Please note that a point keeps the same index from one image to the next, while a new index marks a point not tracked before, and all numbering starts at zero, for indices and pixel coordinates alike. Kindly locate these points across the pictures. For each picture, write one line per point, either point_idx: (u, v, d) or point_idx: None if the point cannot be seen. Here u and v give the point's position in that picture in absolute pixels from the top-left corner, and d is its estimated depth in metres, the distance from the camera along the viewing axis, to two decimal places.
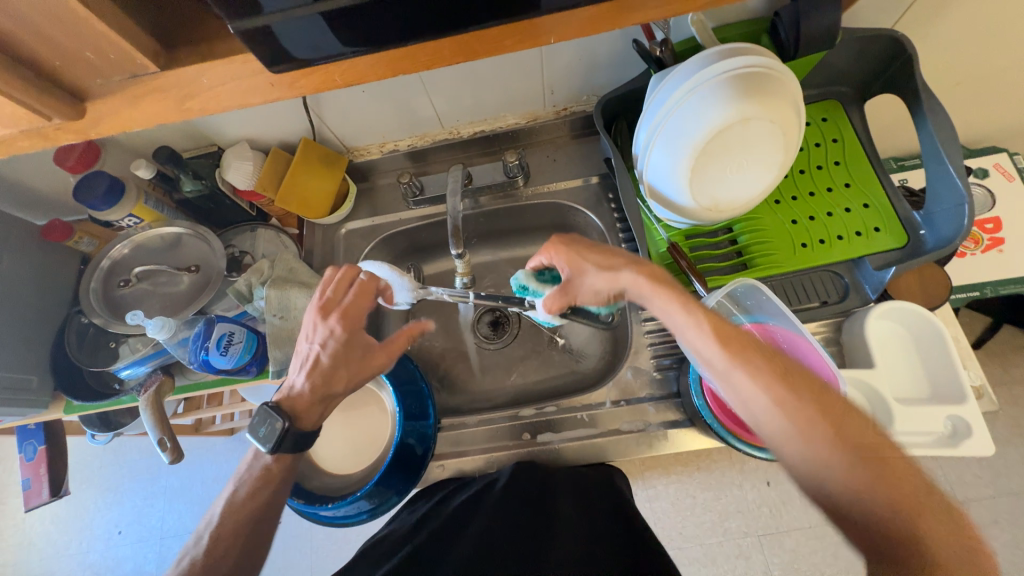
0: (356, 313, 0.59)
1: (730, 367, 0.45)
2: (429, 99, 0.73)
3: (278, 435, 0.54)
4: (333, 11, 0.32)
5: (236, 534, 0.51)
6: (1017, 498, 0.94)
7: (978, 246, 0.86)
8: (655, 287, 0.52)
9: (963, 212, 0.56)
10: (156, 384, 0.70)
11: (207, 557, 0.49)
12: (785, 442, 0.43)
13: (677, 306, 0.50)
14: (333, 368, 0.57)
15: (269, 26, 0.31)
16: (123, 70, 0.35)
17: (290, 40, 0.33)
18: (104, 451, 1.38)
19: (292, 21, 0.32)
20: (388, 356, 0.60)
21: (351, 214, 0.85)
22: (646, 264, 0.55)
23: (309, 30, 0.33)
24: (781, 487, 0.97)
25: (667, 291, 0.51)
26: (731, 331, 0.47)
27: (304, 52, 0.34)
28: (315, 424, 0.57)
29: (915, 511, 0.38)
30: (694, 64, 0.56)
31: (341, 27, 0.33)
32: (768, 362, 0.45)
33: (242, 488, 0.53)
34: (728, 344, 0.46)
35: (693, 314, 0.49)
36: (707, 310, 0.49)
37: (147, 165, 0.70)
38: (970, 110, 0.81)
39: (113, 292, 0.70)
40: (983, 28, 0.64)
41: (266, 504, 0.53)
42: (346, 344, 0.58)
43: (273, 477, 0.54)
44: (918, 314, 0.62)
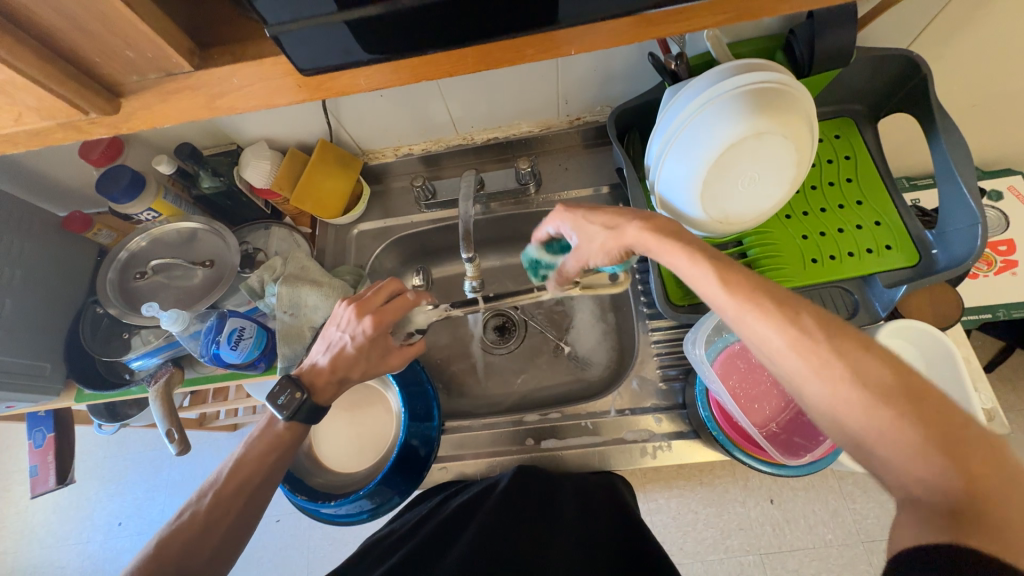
0: (390, 315, 0.60)
1: (738, 307, 0.41)
2: (445, 105, 0.75)
3: (296, 401, 0.55)
4: (356, 20, 0.33)
5: (234, 489, 0.50)
6: None
7: (990, 268, 0.86)
8: (654, 230, 0.49)
9: (976, 233, 0.56)
10: (166, 375, 0.71)
11: (204, 517, 0.48)
12: (807, 378, 0.38)
13: (679, 250, 0.46)
14: (354, 359, 0.59)
15: (297, 28, 0.33)
16: (159, 68, 0.36)
17: (319, 45, 0.34)
18: (109, 442, 1.40)
19: (319, 26, 0.33)
20: (403, 360, 0.63)
21: (363, 215, 0.86)
22: (648, 215, 0.51)
23: (335, 38, 0.34)
24: (785, 506, 0.96)
25: (665, 233, 0.48)
26: (739, 274, 0.43)
27: (332, 58, 0.36)
28: (328, 402, 0.58)
29: (958, 444, 0.32)
30: (707, 80, 0.57)
31: (366, 33, 0.34)
32: (776, 296, 0.41)
33: (245, 450, 0.53)
34: (732, 283, 0.42)
35: (696, 257, 0.45)
36: (712, 256, 0.45)
37: (168, 161, 0.71)
38: (985, 132, 0.81)
39: (129, 284, 0.71)
40: (999, 51, 0.65)
41: (270, 470, 0.52)
42: (371, 342, 0.60)
43: (278, 443, 0.54)
44: (922, 330, 0.62)
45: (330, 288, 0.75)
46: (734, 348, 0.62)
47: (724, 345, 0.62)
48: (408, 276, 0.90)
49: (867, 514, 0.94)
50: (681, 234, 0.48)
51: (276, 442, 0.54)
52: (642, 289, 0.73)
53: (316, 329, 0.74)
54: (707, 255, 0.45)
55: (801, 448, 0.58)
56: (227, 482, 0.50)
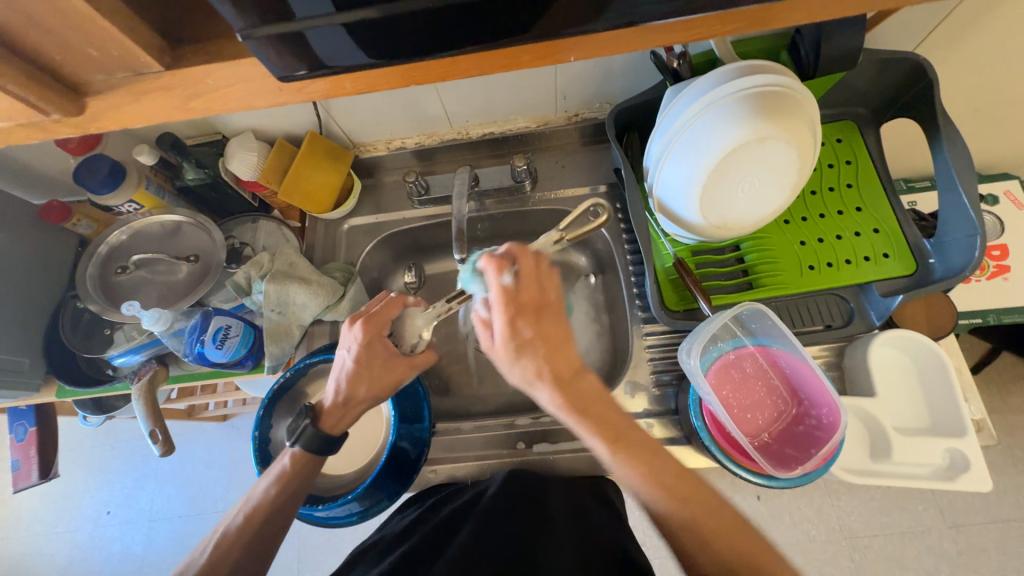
0: (380, 319, 0.59)
1: (625, 474, 0.45)
2: (439, 98, 0.72)
3: (304, 433, 0.56)
4: (354, 23, 0.32)
5: (246, 537, 0.51)
6: (1006, 525, 0.94)
7: (983, 273, 0.86)
8: (564, 404, 0.45)
9: (975, 243, 0.54)
10: (150, 373, 0.70)
11: (206, 564, 0.49)
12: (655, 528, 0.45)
13: (581, 424, 0.45)
14: (356, 373, 0.57)
15: (289, 32, 0.32)
16: (125, 67, 0.34)
17: (305, 45, 0.33)
18: (96, 432, 1.38)
19: (310, 28, 0.32)
20: (409, 369, 0.60)
21: (354, 209, 0.84)
22: (555, 356, 0.46)
23: (334, 39, 0.33)
24: (771, 503, 0.97)
25: (570, 404, 0.46)
26: (618, 423, 0.46)
27: (327, 58, 0.34)
28: (340, 430, 0.58)
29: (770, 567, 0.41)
30: (711, 80, 0.55)
31: (364, 37, 0.33)
32: (649, 464, 0.44)
33: (259, 490, 0.54)
34: (619, 455, 0.44)
35: (594, 431, 0.45)
36: (601, 408, 0.46)
37: (150, 152, 0.68)
38: (985, 136, 0.80)
39: (110, 279, 0.68)
40: (1006, 56, 0.63)
41: (279, 508, 0.53)
42: (369, 349, 0.58)
43: (290, 476, 0.55)
44: (918, 340, 0.62)
45: (319, 286, 0.72)
46: (729, 358, 0.61)
47: (717, 354, 0.61)
48: (399, 273, 0.89)
49: (851, 512, 0.96)
50: (587, 398, 0.46)
51: (286, 480, 0.54)
52: (637, 293, 0.72)
53: (304, 327, 0.74)
54: (603, 429, 0.45)
55: (793, 459, 0.58)
56: (237, 529, 0.51)
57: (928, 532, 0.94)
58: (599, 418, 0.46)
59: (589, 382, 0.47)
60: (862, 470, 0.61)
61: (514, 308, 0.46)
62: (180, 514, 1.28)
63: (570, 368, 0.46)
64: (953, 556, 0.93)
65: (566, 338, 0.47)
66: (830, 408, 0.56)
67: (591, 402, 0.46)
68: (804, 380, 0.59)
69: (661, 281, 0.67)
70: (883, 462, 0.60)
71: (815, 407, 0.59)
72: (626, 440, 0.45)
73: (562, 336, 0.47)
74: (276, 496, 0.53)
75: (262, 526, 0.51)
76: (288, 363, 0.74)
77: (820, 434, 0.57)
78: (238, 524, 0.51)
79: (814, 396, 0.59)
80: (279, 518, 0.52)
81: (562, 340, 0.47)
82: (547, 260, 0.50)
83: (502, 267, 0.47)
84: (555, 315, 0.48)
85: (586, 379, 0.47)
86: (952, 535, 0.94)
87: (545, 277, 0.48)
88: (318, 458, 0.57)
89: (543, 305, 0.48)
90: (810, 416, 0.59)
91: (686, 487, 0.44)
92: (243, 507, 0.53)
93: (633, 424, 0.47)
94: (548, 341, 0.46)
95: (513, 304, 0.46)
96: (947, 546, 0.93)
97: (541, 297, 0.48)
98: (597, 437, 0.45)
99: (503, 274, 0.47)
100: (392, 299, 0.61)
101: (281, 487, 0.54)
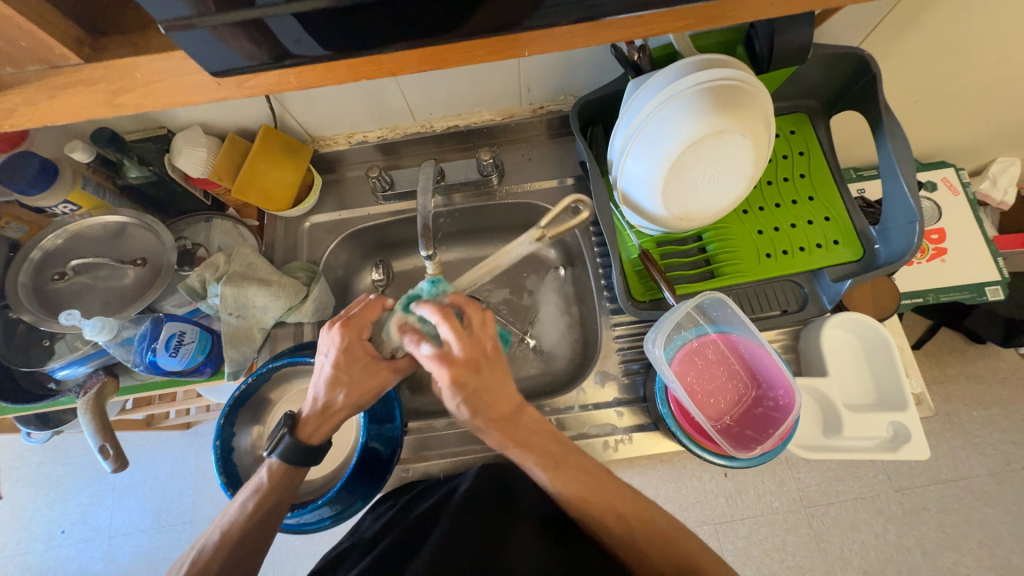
0: (359, 321, 0.57)
1: (564, 496, 0.49)
2: (400, 91, 0.70)
3: (284, 443, 0.53)
4: (307, 13, 0.32)
5: (223, 554, 0.49)
6: (944, 486, 1.02)
7: (924, 256, 0.91)
8: (508, 440, 0.51)
9: (914, 230, 0.58)
10: (97, 386, 0.66)
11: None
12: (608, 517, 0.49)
13: (523, 454, 0.50)
14: (335, 377, 0.56)
15: (249, 19, 0.31)
16: (40, 60, 0.34)
17: (258, 34, 0.33)
18: (43, 448, 1.29)
19: (271, 16, 0.31)
20: (391, 373, 0.59)
21: (316, 206, 0.81)
22: (491, 400, 0.50)
23: (286, 29, 0.32)
24: (737, 478, 1.02)
25: (512, 438, 0.51)
26: (552, 448, 0.51)
27: (290, 46, 0.34)
28: (318, 440, 0.56)
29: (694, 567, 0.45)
30: (669, 73, 0.56)
31: (317, 26, 0.33)
32: (587, 484, 0.49)
33: (239, 506, 0.51)
34: (558, 480, 0.49)
35: (534, 459, 0.50)
36: (541, 442, 0.51)
37: (83, 148, 0.63)
38: (923, 126, 0.84)
39: (45, 286, 0.63)
40: (940, 51, 0.67)
41: (259, 525, 0.51)
42: (349, 353, 0.56)
43: (269, 490, 0.52)
44: (864, 322, 0.66)
45: (281, 287, 0.69)
46: (692, 346, 0.63)
47: (681, 343, 0.63)
48: (366, 270, 0.87)
49: (810, 483, 1.02)
50: (527, 433, 0.51)
51: (264, 494, 0.52)
52: (605, 284, 0.74)
53: (266, 330, 0.72)
54: (543, 456, 0.50)
55: (752, 441, 0.61)
56: (214, 549, 0.49)
57: (877, 496, 1.01)
58: (539, 449, 0.50)
59: (529, 415, 0.52)
60: (813, 446, 0.65)
61: (450, 367, 0.49)
62: (143, 528, 1.22)
63: (508, 408, 0.51)
64: (899, 517, 1.00)
65: (503, 383, 0.51)
66: (785, 390, 0.59)
67: (533, 434, 0.51)
68: (761, 364, 0.62)
69: (627, 272, 0.68)
70: (834, 437, 0.64)
71: (772, 389, 0.62)
72: (567, 463, 0.50)
73: (498, 382, 0.51)
74: (253, 512, 0.51)
75: (240, 544, 0.50)
76: (250, 368, 0.71)
77: (777, 415, 0.60)
78: (216, 541, 0.50)
79: (771, 379, 0.61)
80: (263, 532, 0.51)
81: (497, 386, 0.51)
82: (484, 313, 0.54)
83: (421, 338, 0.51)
84: (491, 364, 0.51)
85: (527, 413, 0.52)
86: (898, 498, 1.01)
87: (475, 331, 0.52)
88: (299, 469, 0.55)
89: (478, 358, 0.51)
90: (768, 398, 0.62)
91: (619, 505, 0.48)
92: (223, 521, 0.51)
93: (571, 449, 0.52)
94: (477, 391, 0.50)
95: (441, 363, 0.49)
96: (894, 508, 1.01)
97: (476, 349, 0.51)
98: (537, 466, 0.49)
99: (424, 342, 0.51)
100: (373, 300, 0.59)
101: (261, 500, 0.52)
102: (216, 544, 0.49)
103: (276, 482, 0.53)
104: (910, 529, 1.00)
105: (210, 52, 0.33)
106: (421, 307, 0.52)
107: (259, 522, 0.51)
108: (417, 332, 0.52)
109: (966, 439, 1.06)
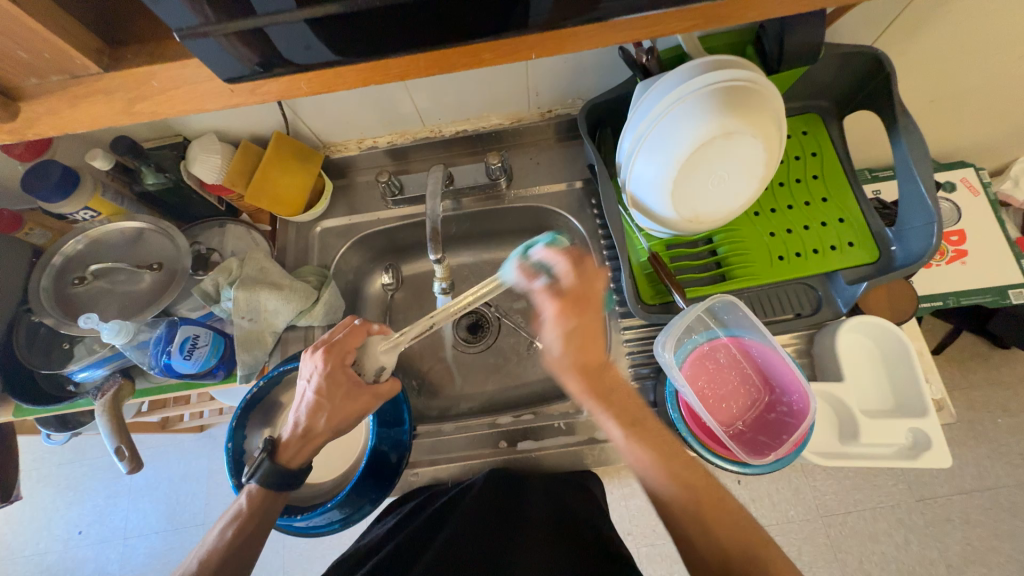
0: (340, 349, 0.58)
1: (638, 459, 0.48)
2: (410, 97, 0.71)
3: (262, 468, 0.54)
4: (315, 19, 0.32)
5: None
6: (968, 496, 0.99)
7: (943, 258, 0.89)
8: (588, 390, 0.50)
9: (932, 231, 0.56)
10: (114, 388, 0.67)
11: None
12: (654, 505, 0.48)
13: (602, 408, 0.50)
14: (317, 402, 0.56)
15: (250, 28, 0.32)
16: (60, 70, 0.36)
17: (271, 43, 0.34)
18: (63, 449, 1.32)
19: (271, 24, 0.32)
20: (373, 399, 0.58)
21: (327, 211, 0.82)
22: (595, 352, 0.50)
23: (296, 35, 0.33)
24: (750, 486, 1.00)
25: (592, 389, 0.50)
26: (633, 405, 0.50)
27: (287, 55, 0.35)
28: (298, 464, 0.56)
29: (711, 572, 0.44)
30: (679, 75, 0.55)
31: (327, 33, 0.33)
32: (659, 451, 0.48)
33: (217, 533, 0.52)
34: (634, 438, 0.48)
35: (611, 414, 0.49)
36: (621, 401, 0.50)
37: (104, 156, 0.65)
38: (941, 126, 0.83)
39: (66, 290, 0.65)
40: (957, 48, 0.66)
41: (236, 553, 0.51)
42: (331, 380, 0.57)
43: (248, 515, 0.53)
44: (882, 325, 0.64)
45: (290, 291, 0.70)
46: (703, 349, 0.63)
47: (691, 346, 0.62)
48: (375, 274, 0.87)
49: (827, 491, 0.99)
50: (609, 388, 0.50)
51: (244, 519, 0.53)
52: (614, 288, 0.73)
53: (277, 334, 0.72)
54: (620, 413, 0.49)
55: (765, 446, 0.60)
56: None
57: (897, 506, 0.98)
58: (621, 405, 0.50)
59: (612, 375, 0.51)
60: (830, 452, 0.63)
61: (558, 300, 0.50)
62: (158, 530, 1.23)
63: (597, 359, 0.50)
64: (921, 527, 0.97)
65: (601, 334, 0.51)
66: (800, 394, 0.58)
67: (613, 391, 0.50)
68: (775, 368, 0.61)
69: (637, 275, 0.67)
70: (851, 443, 0.62)
71: (787, 394, 0.60)
72: (642, 425, 0.49)
73: (596, 330, 0.51)
74: (232, 538, 0.51)
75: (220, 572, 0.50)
76: (263, 371, 0.72)
77: (791, 421, 0.59)
78: (193, 571, 0.50)
79: (785, 384, 0.60)
80: (243, 558, 0.51)
81: (592, 334, 0.50)
82: (591, 265, 0.52)
83: (536, 274, 0.53)
84: (596, 308, 0.51)
85: (610, 370, 0.51)
86: (919, 508, 0.98)
87: (590, 273, 0.51)
88: (276, 494, 0.55)
89: (588, 298, 0.51)
90: (782, 403, 0.61)
91: (689, 474, 0.47)
92: (202, 548, 0.51)
93: (647, 413, 0.51)
94: (580, 334, 0.50)
95: (555, 295, 0.51)
96: (915, 518, 0.98)
97: (586, 291, 0.51)
98: (614, 420, 0.49)
99: (539, 276, 0.53)
100: (355, 327, 0.60)
101: (239, 527, 0.52)
102: (194, 572, 0.49)
103: (254, 507, 0.54)
104: (933, 540, 0.97)
105: (220, 60, 0.34)
106: (546, 251, 0.53)
107: (237, 546, 0.51)
108: (532, 270, 0.54)
109: (990, 447, 1.02)
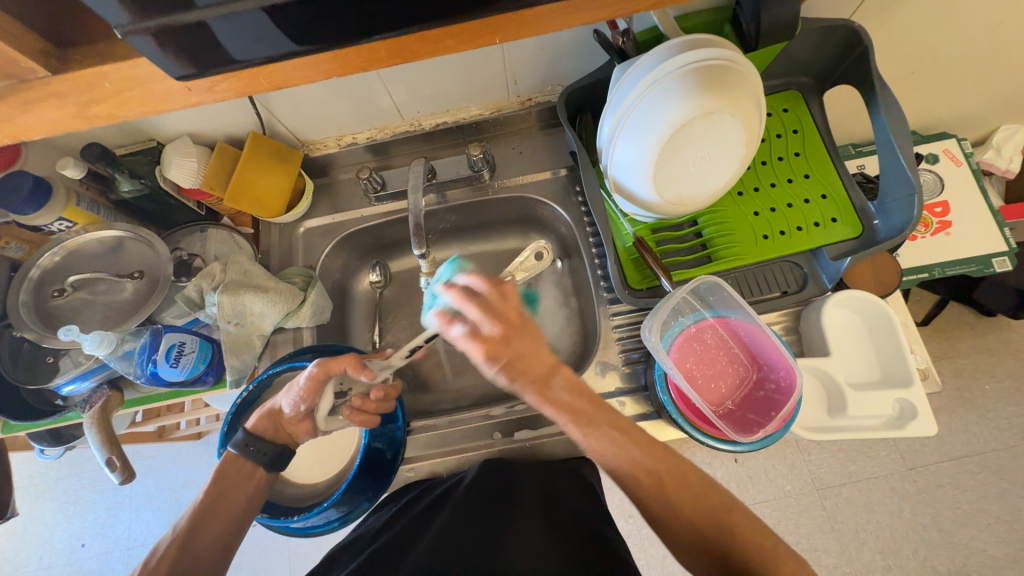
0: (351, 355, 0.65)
1: (599, 453, 0.48)
2: (386, 89, 0.70)
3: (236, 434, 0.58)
4: (271, 9, 0.31)
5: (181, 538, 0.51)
6: (958, 462, 1.01)
7: (928, 230, 0.90)
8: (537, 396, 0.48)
9: (913, 202, 0.57)
10: (102, 400, 0.66)
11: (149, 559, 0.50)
12: (630, 490, 0.48)
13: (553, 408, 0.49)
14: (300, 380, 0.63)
15: (196, 23, 0.31)
16: (7, 74, 0.34)
17: (215, 37, 0.33)
18: (60, 463, 1.31)
19: (218, 17, 0.31)
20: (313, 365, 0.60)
21: (309, 212, 0.81)
22: (547, 376, 0.49)
23: (251, 26, 0.32)
24: (747, 464, 1.02)
25: (544, 395, 0.49)
26: (584, 404, 0.49)
27: (234, 53, 0.34)
28: (256, 428, 0.59)
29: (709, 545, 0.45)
30: (653, 58, 0.55)
31: (286, 21, 0.32)
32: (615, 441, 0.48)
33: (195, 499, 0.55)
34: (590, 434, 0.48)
35: (564, 416, 0.48)
36: (578, 408, 0.49)
37: (75, 164, 0.63)
38: (922, 97, 0.83)
39: (46, 303, 0.64)
40: (934, 18, 0.65)
41: (210, 515, 0.53)
42: None
43: (224, 478, 0.56)
44: (866, 298, 0.65)
45: (277, 293, 0.70)
46: (690, 332, 0.63)
47: (679, 329, 0.63)
48: (363, 272, 0.87)
49: (821, 464, 1.01)
50: (562, 390, 0.49)
51: (215, 482, 0.55)
52: (602, 274, 0.73)
53: (266, 337, 0.72)
54: (572, 412, 0.49)
55: (755, 424, 0.60)
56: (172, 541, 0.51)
57: (889, 475, 1.00)
58: (569, 405, 0.49)
59: (563, 376, 0.49)
60: (820, 426, 0.64)
61: (484, 346, 0.48)
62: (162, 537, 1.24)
63: (545, 367, 0.49)
64: (913, 495, 0.99)
65: (540, 347, 0.49)
66: (787, 371, 0.59)
67: (563, 393, 0.49)
68: (760, 346, 0.61)
69: (623, 261, 0.67)
70: (840, 416, 0.63)
71: (773, 371, 0.61)
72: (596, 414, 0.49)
73: (534, 346, 0.49)
74: (206, 501, 0.54)
75: (196, 535, 0.52)
76: (253, 375, 0.71)
77: (779, 398, 0.60)
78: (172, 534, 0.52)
79: (771, 362, 0.61)
80: (218, 520, 0.53)
81: (533, 353, 0.49)
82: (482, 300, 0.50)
83: (452, 319, 0.50)
84: (525, 330, 0.49)
85: (561, 373, 0.49)
86: (911, 476, 1.00)
87: (502, 304, 0.50)
88: (249, 468, 0.57)
89: (513, 326, 0.49)
90: (769, 381, 0.61)
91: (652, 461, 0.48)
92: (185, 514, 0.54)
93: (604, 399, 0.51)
94: (517, 360, 0.49)
95: (472, 341, 0.48)
96: (908, 486, 1.00)
97: (508, 320, 0.49)
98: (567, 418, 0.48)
99: (455, 322, 0.50)
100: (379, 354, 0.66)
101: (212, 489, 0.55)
102: (168, 541, 0.51)
103: (223, 476, 0.56)
104: (925, 506, 0.99)
105: (172, 56, 0.33)
106: (449, 291, 0.50)
107: (201, 515, 0.53)
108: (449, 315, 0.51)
109: (978, 414, 1.04)
